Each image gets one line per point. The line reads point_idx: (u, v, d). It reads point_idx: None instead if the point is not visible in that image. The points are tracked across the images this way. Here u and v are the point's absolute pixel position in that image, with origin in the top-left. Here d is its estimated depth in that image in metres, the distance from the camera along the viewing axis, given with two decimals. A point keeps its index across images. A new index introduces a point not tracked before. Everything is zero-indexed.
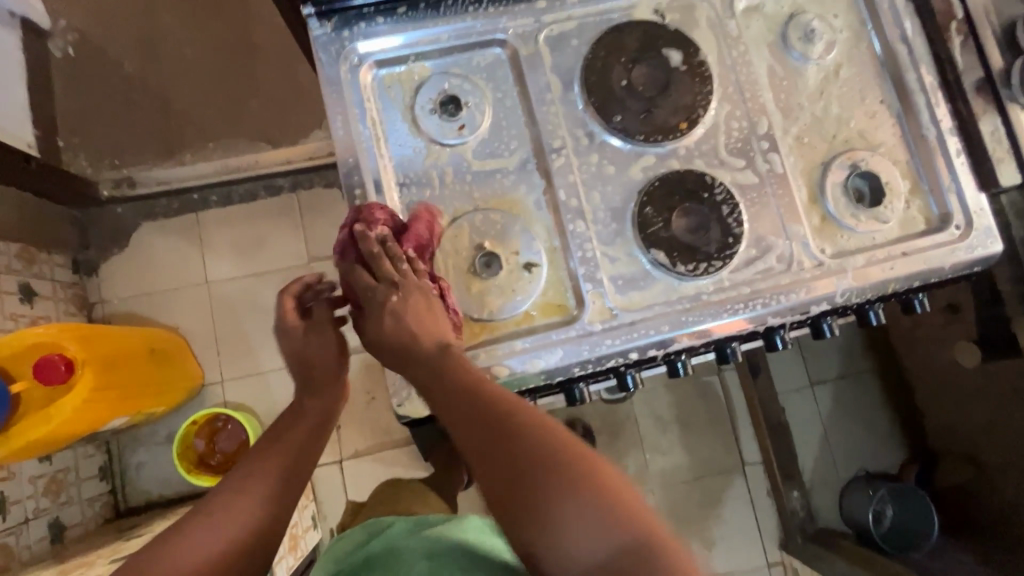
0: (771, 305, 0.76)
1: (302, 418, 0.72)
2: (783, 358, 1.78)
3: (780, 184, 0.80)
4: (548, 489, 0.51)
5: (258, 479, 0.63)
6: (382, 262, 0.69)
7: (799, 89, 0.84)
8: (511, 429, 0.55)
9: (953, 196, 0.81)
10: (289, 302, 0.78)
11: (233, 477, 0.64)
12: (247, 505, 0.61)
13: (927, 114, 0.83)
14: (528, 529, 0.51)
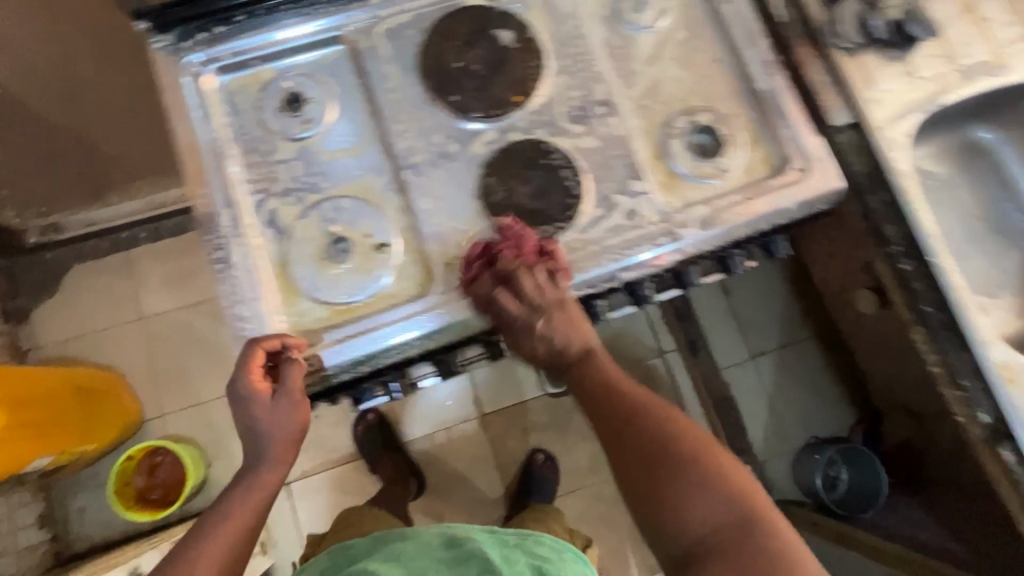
0: (619, 259, 0.79)
1: (260, 488, 0.71)
2: (722, 334, 1.80)
3: (620, 145, 0.83)
4: (669, 477, 0.66)
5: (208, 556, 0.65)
6: (523, 286, 0.74)
7: (634, 56, 0.88)
8: (656, 431, 0.70)
9: (788, 140, 0.85)
10: (257, 356, 0.70)
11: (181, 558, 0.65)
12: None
13: (758, 66, 0.87)
14: (654, 509, 0.66)
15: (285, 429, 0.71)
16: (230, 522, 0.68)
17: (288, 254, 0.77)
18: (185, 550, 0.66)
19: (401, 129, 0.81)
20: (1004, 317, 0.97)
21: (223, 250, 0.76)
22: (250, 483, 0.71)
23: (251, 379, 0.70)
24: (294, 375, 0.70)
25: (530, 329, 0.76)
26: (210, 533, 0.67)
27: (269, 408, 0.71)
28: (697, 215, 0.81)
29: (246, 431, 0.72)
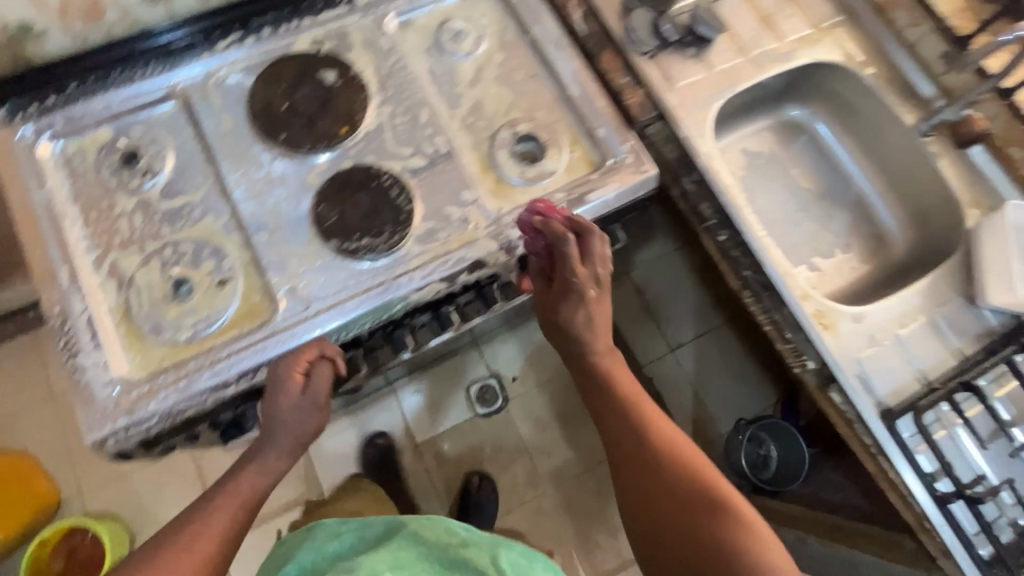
0: (453, 265, 0.84)
1: (262, 473, 0.76)
2: None
3: (447, 160, 0.90)
4: (684, 490, 0.74)
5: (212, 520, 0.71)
6: (598, 258, 0.81)
7: (456, 80, 0.96)
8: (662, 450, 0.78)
9: (603, 137, 0.93)
10: (302, 361, 0.76)
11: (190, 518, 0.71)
12: (200, 533, 0.69)
13: (569, 75, 0.96)
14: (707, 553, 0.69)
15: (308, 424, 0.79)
16: (234, 492, 0.74)
17: (131, 300, 0.80)
18: (191, 513, 0.72)
19: (237, 171, 0.86)
20: (836, 274, 1.05)
21: (68, 305, 0.79)
22: (259, 455, 0.77)
23: (288, 376, 0.75)
24: (320, 387, 0.75)
25: (581, 296, 0.81)
26: (217, 500, 0.73)
27: (293, 400, 0.75)
28: None
29: (269, 416, 0.76)
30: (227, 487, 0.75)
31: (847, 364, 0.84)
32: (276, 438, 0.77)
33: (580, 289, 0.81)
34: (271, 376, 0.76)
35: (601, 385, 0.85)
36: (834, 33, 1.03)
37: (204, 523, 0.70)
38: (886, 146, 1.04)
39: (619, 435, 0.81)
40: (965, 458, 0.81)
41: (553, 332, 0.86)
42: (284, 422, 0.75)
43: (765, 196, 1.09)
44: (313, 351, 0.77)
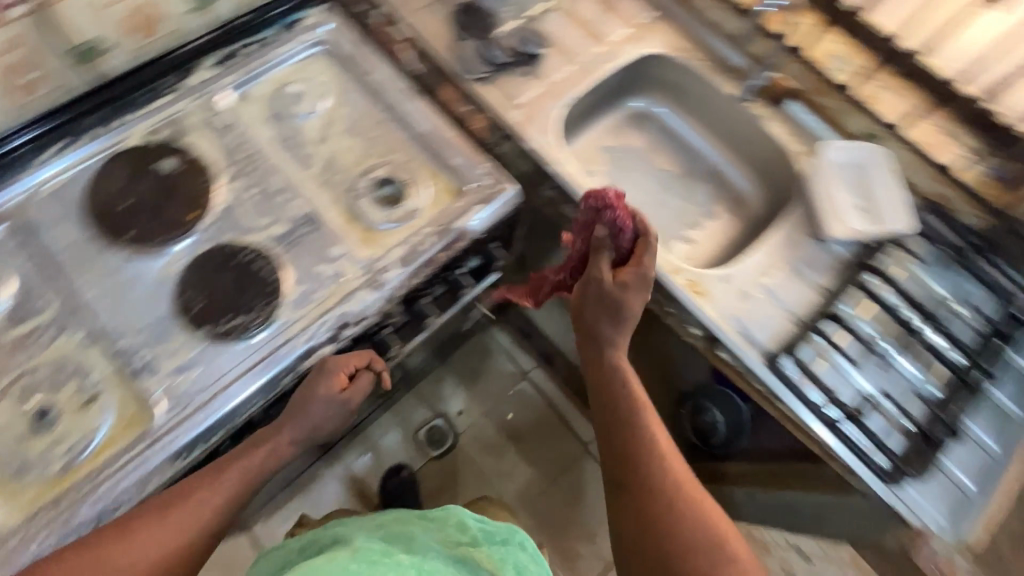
0: (335, 321, 0.83)
1: (274, 455, 0.77)
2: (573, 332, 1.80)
3: (310, 221, 0.90)
4: (677, 545, 0.68)
5: (207, 498, 0.71)
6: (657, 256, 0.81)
7: (304, 141, 0.96)
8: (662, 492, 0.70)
9: (458, 165, 0.96)
10: (353, 360, 0.81)
11: (188, 489, 0.71)
12: (198, 510, 0.70)
13: (414, 114, 0.99)
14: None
15: (317, 423, 0.79)
16: (235, 474, 0.74)
17: None
18: (194, 480, 0.72)
19: (87, 281, 0.83)
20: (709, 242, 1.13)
21: None
22: (264, 448, 0.76)
23: (333, 374, 0.79)
24: (360, 391, 0.80)
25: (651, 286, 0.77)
26: (219, 474, 0.73)
27: (325, 406, 0.78)
28: (396, 256, 0.89)
29: (302, 398, 0.78)
30: (223, 466, 0.74)
31: (724, 322, 0.90)
32: (293, 425, 0.77)
33: (634, 281, 0.74)
34: (321, 369, 0.80)
35: (614, 399, 0.76)
36: (649, 27, 1.12)
37: (200, 500, 0.70)
38: (721, 117, 1.14)
39: (629, 458, 0.73)
40: (844, 384, 0.88)
41: (591, 316, 0.78)
42: (313, 414, 0.78)
43: (629, 184, 1.16)
44: (356, 361, 0.81)
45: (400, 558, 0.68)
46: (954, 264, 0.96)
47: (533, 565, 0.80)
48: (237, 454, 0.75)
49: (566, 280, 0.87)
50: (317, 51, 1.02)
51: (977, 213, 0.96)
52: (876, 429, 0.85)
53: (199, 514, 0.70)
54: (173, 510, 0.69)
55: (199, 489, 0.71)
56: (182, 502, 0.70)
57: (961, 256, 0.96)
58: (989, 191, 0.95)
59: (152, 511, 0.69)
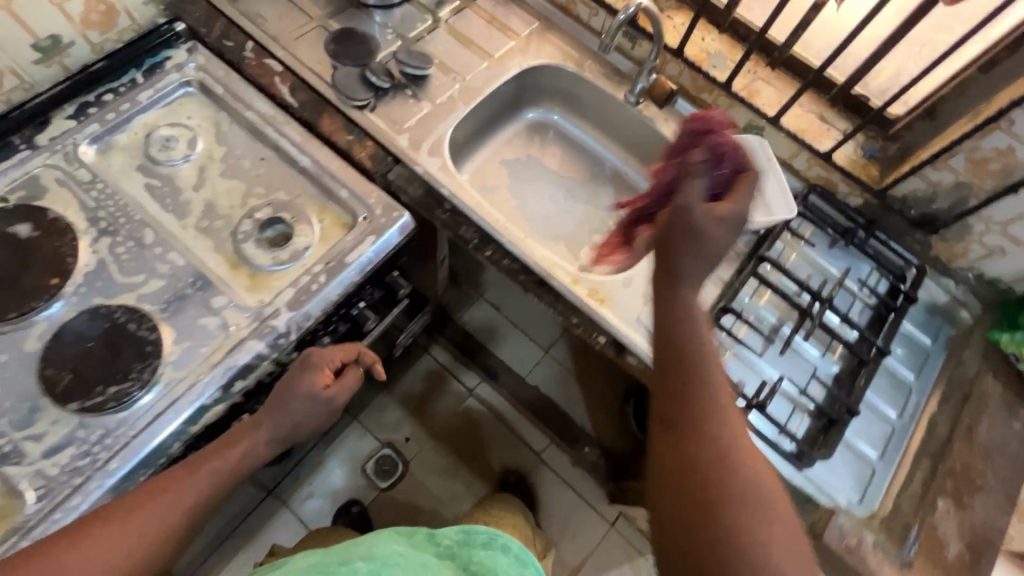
0: (222, 375, 0.78)
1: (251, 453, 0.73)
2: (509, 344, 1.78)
3: (188, 273, 0.85)
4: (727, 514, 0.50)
5: (189, 487, 0.67)
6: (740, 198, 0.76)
7: (179, 188, 0.91)
8: (727, 455, 0.52)
9: (347, 197, 0.93)
10: (339, 352, 0.84)
11: (170, 480, 0.67)
12: (176, 501, 0.66)
13: (296, 148, 0.95)
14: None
15: (295, 422, 0.77)
16: (214, 468, 0.70)
17: None
18: (172, 472, 0.68)
19: None
20: None
21: None
22: (241, 445, 0.73)
23: (318, 367, 0.80)
24: (348, 382, 0.82)
25: None
26: (200, 465, 0.69)
27: (309, 401, 0.78)
28: (285, 300, 0.85)
29: (279, 396, 0.77)
30: (202, 459, 0.70)
31: (631, 327, 0.90)
32: (275, 419, 0.75)
33: (731, 218, 0.62)
34: (303, 365, 0.80)
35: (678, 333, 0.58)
36: (535, 39, 1.12)
37: (182, 488, 0.67)
38: (615, 122, 1.15)
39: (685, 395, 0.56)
40: (749, 372, 0.90)
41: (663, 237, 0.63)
42: (293, 409, 0.77)
43: (533, 197, 1.15)
44: (340, 354, 0.84)
45: (357, 565, 0.74)
46: (840, 243, 1.01)
47: (515, 566, 0.87)
48: (215, 448, 0.72)
49: (650, 207, 0.81)
50: (186, 92, 0.97)
51: (857, 194, 1.00)
52: (781, 412, 0.88)
53: (175, 509, 0.65)
54: (152, 498, 0.65)
55: (180, 479, 0.67)
56: (166, 490, 0.66)
57: (847, 234, 0.99)
58: (858, 173, 0.99)
59: (127, 502, 0.64)
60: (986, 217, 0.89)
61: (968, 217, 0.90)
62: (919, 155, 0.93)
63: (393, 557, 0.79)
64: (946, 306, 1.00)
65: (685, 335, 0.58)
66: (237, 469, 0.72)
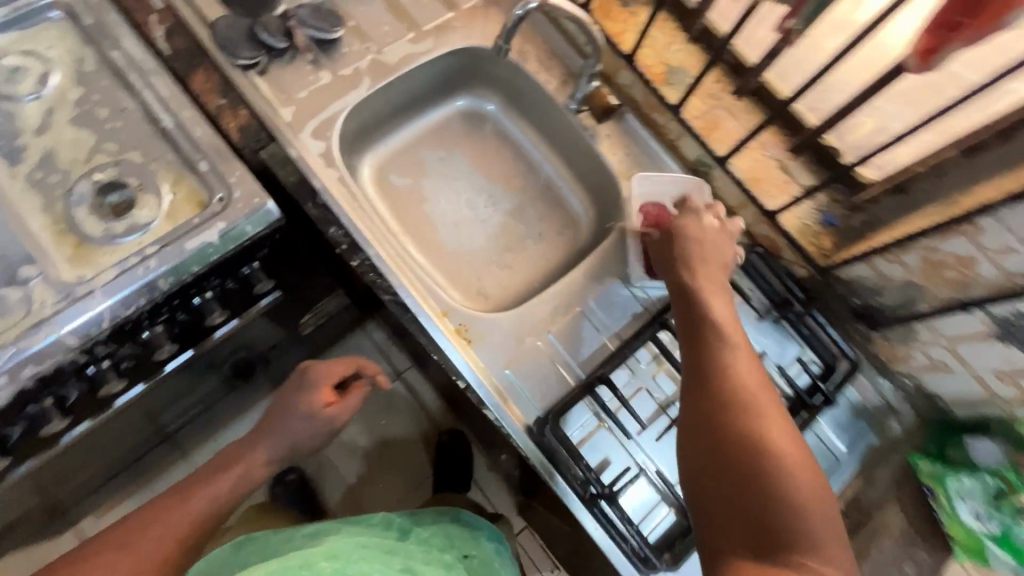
0: (12, 357, 0.70)
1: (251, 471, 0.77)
2: None
3: (3, 232, 0.75)
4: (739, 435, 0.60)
5: (177, 518, 0.69)
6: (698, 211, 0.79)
7: (18, 130, 0.80)
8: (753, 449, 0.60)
9: (204, 169, 0.80)
10: (339, 368, 0.86)
11: (159, 508, 0.70)
12: (171, 529, 0.69)
13: (158, 101, 0.81)
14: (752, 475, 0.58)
15: (285, 448, 0.80)
16: (198, 494, 0.72)
17: None
18: (165, 501, 0.71)
19: None
20: (531, 274, 0.99)
21: None
22: (236, 469, 0.76)
23: (317, 387, 0.84)
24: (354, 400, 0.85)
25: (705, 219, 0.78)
26: (189, 494, 0.72)
27: (308, 420, 0.81)
28: (103, 281, 0.74)
29: (279, 413, 0.82)
30: (190, 490, 0.72)
31: (492, 378, 0.80)
32: (269, 443, 0.80)
33: (692, 231, 0.77)
34: (301, 382, 0.84)
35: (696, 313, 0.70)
36: (475, 14, 0.95)
37: (171, 518, 0.69)
38: (556, 126, 1.00)
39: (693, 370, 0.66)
40: (618, 451, 0.79)
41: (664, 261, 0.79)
42: (290, 431, 0.81)
43: (448, 198, 1.01)
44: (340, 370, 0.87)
45: (323, 566, 0.73)
46: (771, 316, 0.90)
47: (466, 530, 1.00)
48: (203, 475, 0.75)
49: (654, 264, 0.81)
50: (49, 17, 0.84)
51: (802, 265, 0.88)
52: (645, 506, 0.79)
53: (169, 538, 0.68)
54: (143, 531, 0.67)
55: (169, 508, 0.70)
56: (156, 522, 0.68)
57: (782, 307, 0.88)
58: (806, 245, 0.86)
59: (119, 538, 0.67)
60: (935, 328, 0.77)
61: (913, 323, 0.80)
62: (877, 241, 0.77)
63: (349, 548, 0.81)
64: (878, 409, 0.91)
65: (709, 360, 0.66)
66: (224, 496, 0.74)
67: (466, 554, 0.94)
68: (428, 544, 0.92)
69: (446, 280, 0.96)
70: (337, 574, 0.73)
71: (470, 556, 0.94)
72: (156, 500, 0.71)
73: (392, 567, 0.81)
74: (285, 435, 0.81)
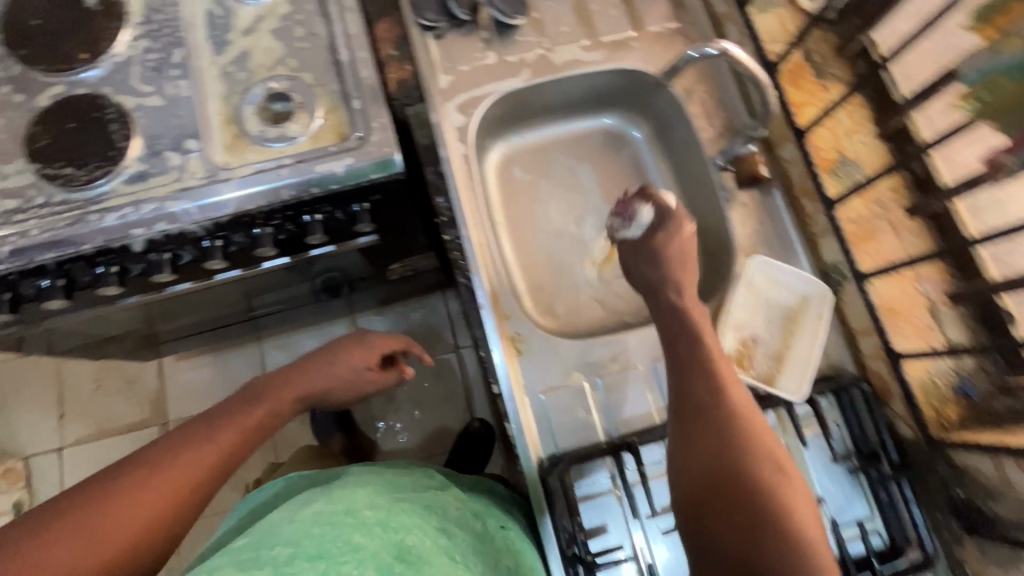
0: (151, 210, 0.81)
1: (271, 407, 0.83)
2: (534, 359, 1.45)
3: (186, 106, 0.86)
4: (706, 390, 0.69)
5: (199, 458, 0.73)
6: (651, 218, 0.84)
7: (231, 27, 0.92)
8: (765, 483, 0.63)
9: (356, 109, 0.87)
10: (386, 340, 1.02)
11: (173, 450, 0.72)
12: (187, 470, 0.71)
13: (342, 37, 0.89)
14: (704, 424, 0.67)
15: (323, 386, 0.93)
16: (217, 437, 0.76)
17: None
18: (184, 443, 0.73)
19: None
20: (608, 311, 0.96)
21: None
22: (258, 411, 0.82)
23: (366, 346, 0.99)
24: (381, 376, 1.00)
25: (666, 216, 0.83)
26: (204, 443, 0.74)
27: (347, 371, 0.95)
28: (241, 174, 0.84)
29: (333, 350, 0.96)
30: (210, 439, 0.75)
31: (524, 397, 0.78)
32: (310, 378, 0.91)
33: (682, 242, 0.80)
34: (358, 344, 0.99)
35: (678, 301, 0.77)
36: (656, 39, 0.93)
37: (187, 464, 0.72)
38: (693, 176, 0.94)
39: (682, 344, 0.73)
40: (619, 522, 0.75)
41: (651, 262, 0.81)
42: (330, 371, 0.94)
43: (560, 207, 1.00)
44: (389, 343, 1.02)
45: (365, 516, 0.74)
46: (846, 462, 0.78)
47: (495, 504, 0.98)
48: (223, 421, 0.78)
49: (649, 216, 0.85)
50: None
51: (908, 423, 0.80)
52: None
53: (192, 474, 0.71)
54: (154, 473, 0.69)
55: (181, 454, 0.72)
56: (170, 464, 0.71)
57: (866, 460, 0.77)
58: (927, 408, 0.78)
59: (134, 475, 0.68)
60: None
61: (1019, 548, 0.70)
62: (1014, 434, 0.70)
63: (391, 499, 0.80)
64: None
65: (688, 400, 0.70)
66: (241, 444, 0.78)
67: (503, 525, 0.92)
68: (464, 503, 0.90)
69: (525, 284, 0.96)
70: (379, 525, 0.75)
71: (507, 526, 0.93)
72: (172, 440, 0.74)
73: (428, 526, 0.79)
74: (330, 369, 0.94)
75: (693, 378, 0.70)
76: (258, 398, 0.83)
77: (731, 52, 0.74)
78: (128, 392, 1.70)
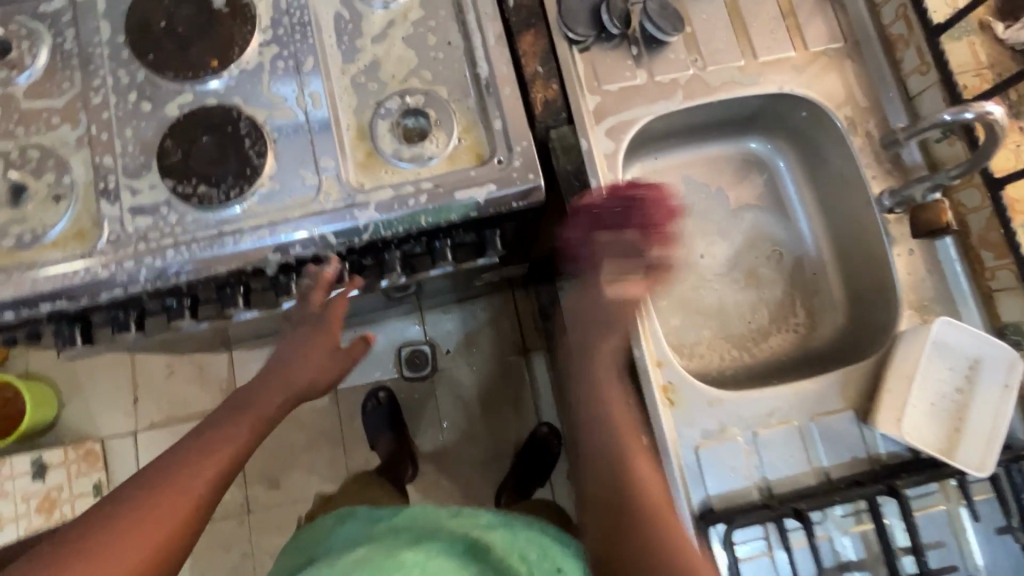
0: (286, 235, 0.77)
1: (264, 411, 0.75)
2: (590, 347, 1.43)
3: (319, 120, 0.81)
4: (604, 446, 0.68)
5: (173, 507, 0.63)
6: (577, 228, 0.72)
7: (361, 32, 0.85)
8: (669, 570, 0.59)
9: (497, 131, 0.81)
10: (335, 307, 0.82)
11: (147, 494, 0.62)
12: (183, 487, 0.64)
13: (483, 50, 0.83)
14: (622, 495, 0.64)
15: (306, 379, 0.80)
16: (196, 474, 0.66)
17: None
18: (157, 491, 0.63)
19: (102, 86, 0.81)
20: (740, 349, 0.91)
21: None
22: (249, 417, 0.73)
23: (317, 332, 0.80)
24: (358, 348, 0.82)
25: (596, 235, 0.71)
26: (205, 456, 0.67)
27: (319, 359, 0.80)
28: (378, 197, 0.79)
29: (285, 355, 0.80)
30: (186, 484, 0.65)
31: (677, 451, 0.74)
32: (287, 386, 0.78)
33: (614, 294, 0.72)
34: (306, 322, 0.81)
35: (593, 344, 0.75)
36: (819, 60, 0.85)
37: (182, 488, 0.64)
38: (843, 212, 0.88)
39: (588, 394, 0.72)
40: None
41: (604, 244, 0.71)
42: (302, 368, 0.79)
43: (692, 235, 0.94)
44: (339, 313, 0.82)
45: (405, 558, 0.73)
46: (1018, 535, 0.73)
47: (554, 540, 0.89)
48: (203, 451, 0.68)
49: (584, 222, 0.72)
50: None
51: None
52: None
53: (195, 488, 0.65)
54: (150, 502, 0.62)
55: (179, 471, 0.65)
56: (162, 492, 0.63)
57: None
58: None
59: (97, 537, 0.59)
60: None
61: None
62: None
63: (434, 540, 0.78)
64: None
65: (579, 381, 0.75)
66: (226, 478, 0.68)
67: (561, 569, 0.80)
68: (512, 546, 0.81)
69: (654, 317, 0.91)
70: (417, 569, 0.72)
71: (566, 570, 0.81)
72: (143, 483, 0.64)
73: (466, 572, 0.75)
74: (303, 344, 0.80)
75: (591, 425, 0.70)
76: (240, 409, 0.74)
77: (997, 117, 0.67)
78: (200, 379, 1.70)
